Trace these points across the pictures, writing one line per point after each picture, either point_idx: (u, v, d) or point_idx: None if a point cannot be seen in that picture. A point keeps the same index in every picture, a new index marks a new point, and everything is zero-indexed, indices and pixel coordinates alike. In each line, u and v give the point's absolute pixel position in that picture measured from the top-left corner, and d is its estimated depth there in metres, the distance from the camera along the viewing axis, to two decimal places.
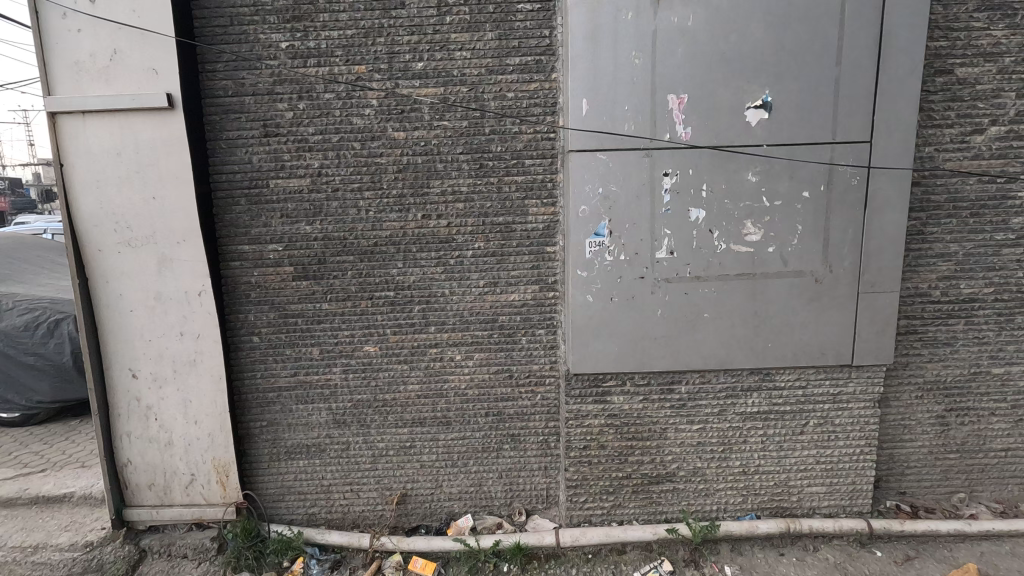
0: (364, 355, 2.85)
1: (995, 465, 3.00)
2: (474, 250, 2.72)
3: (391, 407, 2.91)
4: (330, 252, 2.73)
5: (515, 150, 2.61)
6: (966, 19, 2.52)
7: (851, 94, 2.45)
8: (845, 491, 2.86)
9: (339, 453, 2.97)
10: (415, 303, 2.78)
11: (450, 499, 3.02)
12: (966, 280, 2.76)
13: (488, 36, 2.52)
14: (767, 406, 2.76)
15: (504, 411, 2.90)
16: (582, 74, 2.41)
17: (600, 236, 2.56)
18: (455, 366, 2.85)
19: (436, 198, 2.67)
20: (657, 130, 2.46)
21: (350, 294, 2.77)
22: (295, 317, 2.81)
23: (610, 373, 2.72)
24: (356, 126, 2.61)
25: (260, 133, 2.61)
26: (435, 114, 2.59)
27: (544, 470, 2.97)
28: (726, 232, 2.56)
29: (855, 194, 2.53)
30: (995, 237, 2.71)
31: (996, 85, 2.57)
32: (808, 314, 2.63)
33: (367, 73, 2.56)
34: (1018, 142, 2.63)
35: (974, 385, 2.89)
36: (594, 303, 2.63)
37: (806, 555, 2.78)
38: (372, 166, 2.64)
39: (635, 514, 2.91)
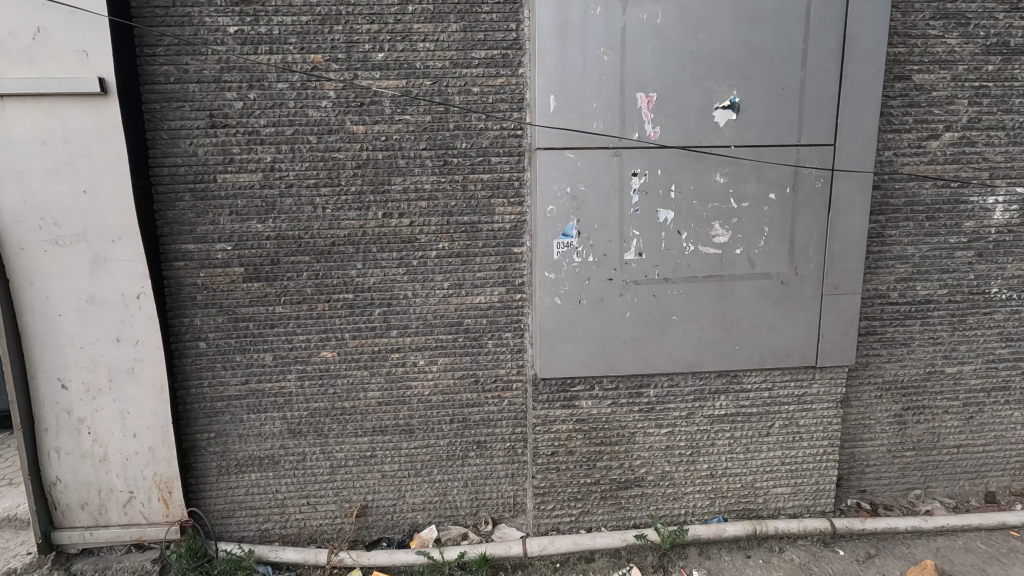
0: (321, 361, 2.70)
1: (949, 461, 3.09)
2: (438, 250, 2.60)
3: (351, 415, 2.77)
4: (283, 251, 2.57)
5: (481, 147, 2.52)
6: (923, 26, 2.57)
7: (816, 97, 2.46)
8: (809, 492, 2.89)
9: (294, 465, 2.81)
10: (375, 306, 2.65)
11: (413, 510, 2.90)
12: (922, 282, 2.82)
13: (452, 27, 2.41)
14: (734, 409, 2.76)
15: (469, 417, 2.80)
16: (550, 69, 2.34)
17: (568, 237, 2.49)
18: (418, 372, 2.74)
19: (398, 195, 2.54)
20: (626, 129, 2.41)
21: (306, 296, 2.62)
22: (246, 321, 2.63)
23: (578, 378, 2.66)
24: (311, 119, 2.46)
25: (206, 124, 2.43)
26: (396, 108, 2.47)
27: (511, 478, 2.89)
28: (695, 234, 2.53)
29: (820, 197, 2.55)
30: (949, 240, 2.78)
31: (951, 92, 2.64)
32: (774, 316, 2.64)
33: (323, 62, 2.41)
34: (971, 148, 2.71)
35: (929, 384, 2.96)
36: (562, 306, 2.56)
37: (772, 556, 2.78)
38: (329, 162, 2.50)
39: (603, 520, 2.86)
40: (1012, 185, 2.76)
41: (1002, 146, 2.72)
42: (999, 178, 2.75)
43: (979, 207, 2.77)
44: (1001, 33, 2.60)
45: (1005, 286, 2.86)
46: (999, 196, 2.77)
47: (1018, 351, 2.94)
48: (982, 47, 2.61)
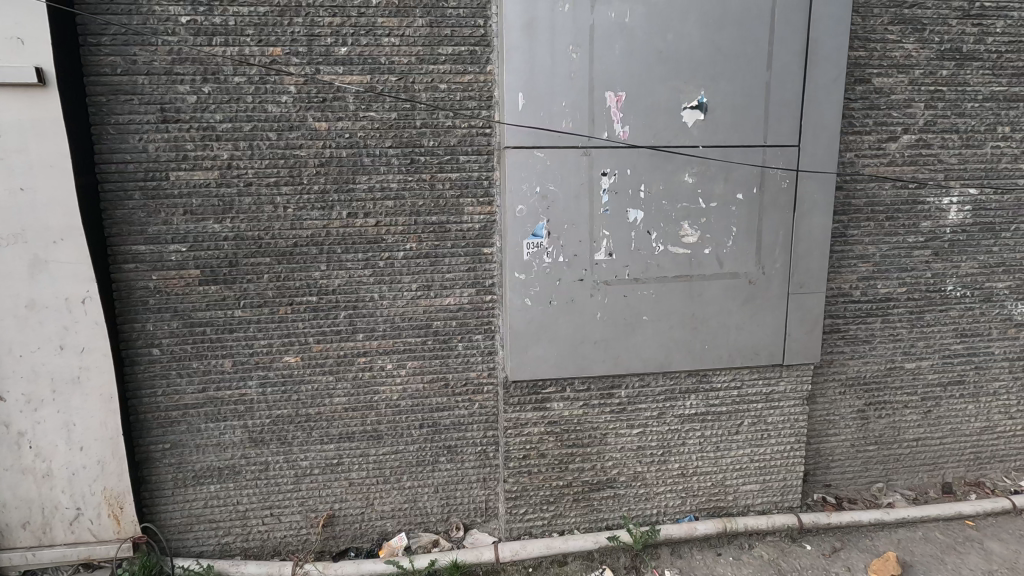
0: (284, 366, 2.59)
1: (909, 454, 3.18)
2: (406, 251, 2.54)
3: (315, 422, 2.67)
4: (242, 253, 2.46)
5: (449, 145, 2.46)
6: (882, 31, 2.63)
7: (781, 98, 2.49)
8: (777, 488, 2.93)
9: (256, 475, 2.70)
10: (340, 309, 2.56)
11: (382, 518, 2.83)
12: (882, 281, 2.89)
13: (418, 22, 2.35)
14: (704, 408, 2.77)
15: (439, 421, 2.74)
16: (518, 67, 2.30)
17: (537, 237, 2.46)
18: (386, 376, 2.66)
19: (363, 194, 2.46)
20: (595, 128, 2.39)
21: (267, 300, 2.52)
22: (202, 326, 2.51)
23: (550, 379, 2.63)
24: (270, 115, 2.36)
25: (157, 119, 2.30)
26: (361, 104, 2.39)
27: (483, 482, 2.84)
28: (664, 234, 2.53)
29: (785, 197, 2.58)
30: (908, 240, 2.86)
31: (908, 95, 2.71)
32: (742, 315, 2.66)
33: (283, 55, 2.32)
34: (927, 150, 2.79)
35: (889, 380, 3.04)
36: (533, 307, 2.53)
37: (742, 553, 2.81)
38: (290, 159, 2.40)
39: (576, 523, 2.83)
40: (966, 186, 2.86)
41: (956, 148, 2.81)
42: (953, 180, 2.84)
43: (935, 208, 2.85)
44: (954, 39, 2.68)
45: (960, 284, 2.96)
46: (953, 197, 2.86)
47: (971, 346, 3.05)
48: (937, 52, 2.68)
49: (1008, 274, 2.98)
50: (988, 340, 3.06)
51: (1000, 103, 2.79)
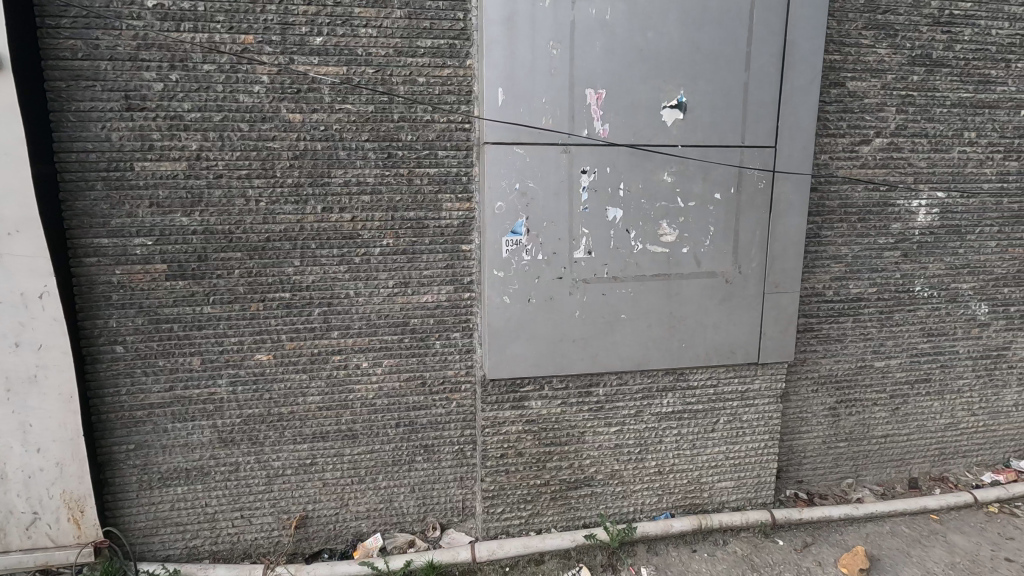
0: (255, 364, 2.52)
1: (877, 450, 3.26)
2: (382, 247, 2.49)
3: (288, 422, 2.61)
4: (212, 247, 2.38)
5: (427, 140, 2.42)
6: (856, 35, 2.68)
7: (759, 99, 2.51)
8: (751, 484, 2.97)
9: (226, 476, 2.62)
10: (315, 305, 2.50)
11: (357, 518, 2.78)
12: (854, 281, 2.95)
13: (396, 13, 2.30)
14: (681, 406, 2.79)
15: (416, 420, 2.70)
16: (498, 61, 2.27)
17: (516, 234, 2.44)
18: (361, 375, 2.61)
19: (338, 188, 2.41)
20: (575, 125, 2.38)
21: (238, 296, 2.44)
22: (169, 323, 2.42)
23: (528, 378, 2.62)
24: (241, 105, 2.28)
25: (121, 106, 2.21)
26: (336, 96, 2.33)
27: (460, 481, 2.81)
28: (643, 232, 2.54)
29: (762, 198, 2.61)
30: (878, 241, 2.93)
31: (880, 99, 2.77)
32: (718, 314, 2.69)
33: (255, 43, 2.24)
34: (898, 153, 2.85)
35: (860, 378, 3.11)
36: (511, 305, 2.51)
37: (716, 549, 2.84)
38: (262, 151, 2.33)
39: (553, 521, 2.83)
40: (934, 189, 2.93)
41: (925, 152, 2.88)
42: (922, 183, 2.91)
43: (904, 210, 2.92)
44: (925, 45, 2.75)
45: (927, 284, 3.04)
46: (922, 200, 2.93)
47: (937, 345, 3.14)
48: (908, 58, 2.74)
49: (973, 275, 3.07)
50: (953, 339, 3.15)
51: (967, 108, 2.87)
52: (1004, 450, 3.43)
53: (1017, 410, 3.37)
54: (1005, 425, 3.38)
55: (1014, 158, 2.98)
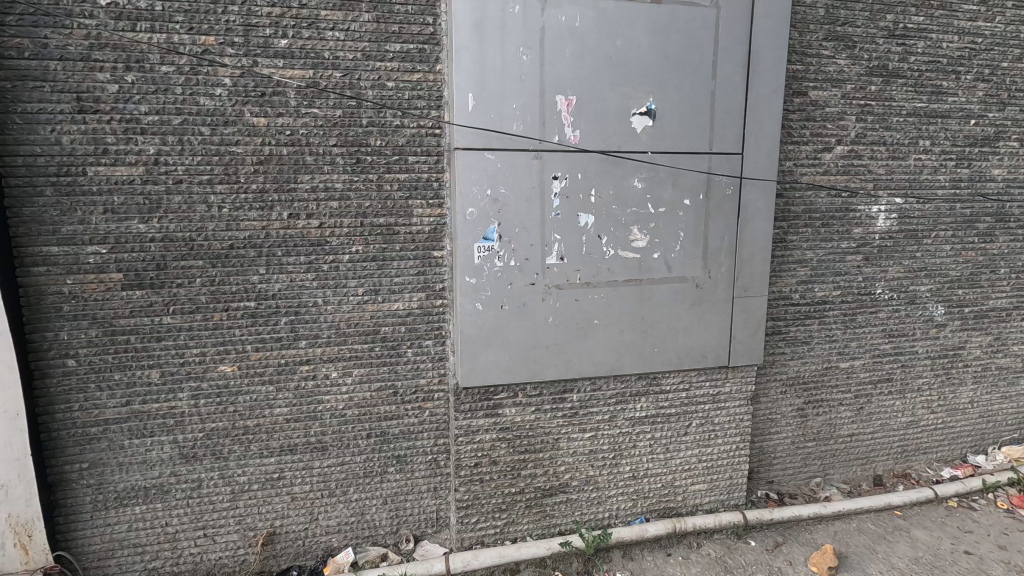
0: (218, 376, 2.43)
1: (844, 449, 3.34)
2: (352, 254, 2.44)
3: (254, 435, 2.52)
4: (171, 256, 2.29)
5: (397, 145, 2.39)
6: (818, 46, 2.76)
7: (726, 106, 2.56)
8: (723, 486, 3.01)
9: (188, 494, 2.52)
10: (281, 315, 2.43)
11: (327, 533, 2.70)
12: (819, 284, 3.03)
13: (364, 16, 2.26)
14: (654, 410, 2.81)
15: (388, 431, 2.64)
16: (468, 67, 2.25)
17: (489, 240, 2.42)
18: (331, 385, 2.54)
19: (305, 194, 2.35)
20: (546, 131, 2.37)
21: (200, 305, 2.35)
22: (126, 335, 2.32)
23: (502, 385, 2.59)
24: (202, 108, 2.21)
25: (73, 108, 2.11)
26: (302, 100, 2.28)
27: (434, 492, 2.76)
28: (615, 238, 2.55)
29: (730, 203, 2.65)
30: (841, 246, 3.01)
31: (841, 108, 2.86)
32: (689, 318, 2.72)
33: (217, 45, 2.17)
34: (858, 161, 2.94)
35: (826, 379, 3.18)
36: (484, 311, 2.48)
37: (690, 552, 2.86)
38: (224, 156, 2.26)
39: (529, 529, 2.81)
40: (892, 196, 3.03)
41: (883, 159, 2.98)
42: (881, 190, 3.01)
43: (865, 215, 3.01)
44: (882, 56, 2.85)
45: (888, 287, 3.14)
46: (881, 206, 3.03)
47: (898, 346, 3.24)
48: (866, 68, 2.84)
49: (929, 278, 3.19)
50: (912, 340, 3.26)
51: (921, 118, 2.98)
52: (961, 446, 3.56)
53: (974, 407, 3.50)
54: (962, 422, 3.51)
55: (965, 165, 3.11)
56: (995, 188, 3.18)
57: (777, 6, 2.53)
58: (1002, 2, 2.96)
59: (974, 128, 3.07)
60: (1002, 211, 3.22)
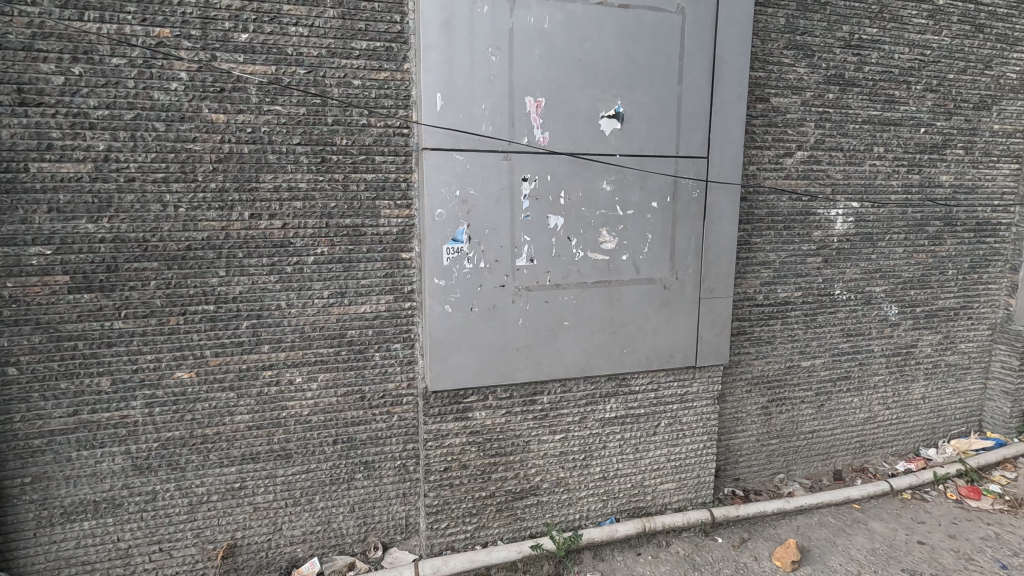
0: (175, 383, 2.33)
1: (806, 445, 3.44)
2: (316, 255, 2.37)
3: (213, 444, 2.42)
4: (123, 257, 2.18)
5: (363, 145, 2.34)
6: (779, 54, 2.84)
7: (692, 111, 2.60)
8: (691, 485, 3.05)
9: (141, 507, 2.40)
10: (242, 318, 2.35)
11: (291, 544, 2.61)
12: (781, 285, 3.11)
13: (329, 12, 2.20)
14: (623, 411, 2.83)
15: (355, 436, 2.58)
16: (436, 66, 2.23)
17: (458, 242, 2.39)
18: (295, 391, 2.47)
19: (267, 193, 2.27)
20: (515, 132, 2.37)
21: (154, 309, 2.25)
22: (72, 341, 2.19)
23: (472, 388, 2.57)
24: (156, 103, 2.11)
25: (14, 101, 1.99)
26: (264, 97, 2.21)
27: (403, 498, 2.71)
28: (584, 240, 2.56)
29: (696, 206, 2.70)
30: (802, 248, 3.11)
31: (801, 115, 2.95)
32: (658, 319, 2.75)
33: (172, 37, 2.09)
34: (817, 166, 3.04)
35: (789, 377, 3.27)
36: (454, 313, 2.46)
37: (660, 551, 2.89)
38: (180, 153, 2.17)
39: (499, 533, 2.79)
40: (849, 200, 3.15)
41: (841, 165, 3.09)
42: (839, 194, 3.12)
43: (824, 219, 3.12)
44: (838, 66, 2.96)
45: (846, 288, 3.25)
46: (839, 209, 3.14)
47: (855, 344, 3.36)
48: (824, 77, 2.94)
49: (884, 279, 3.32)
50: (869, 338, 3.38)
51: (876, 125, 3.11)
52: (914, 440, 3.71)
53: (925, 402, 3.66)
54: (915, 417, 3.66)
55: (916, 171, 3.25)
56: (943, 194, 3.34)
57: (740, 14, 2.59)
58: (948, 17, 3.12)
59: (924, 135, 3.22)
60: (950, 216, 3.38)
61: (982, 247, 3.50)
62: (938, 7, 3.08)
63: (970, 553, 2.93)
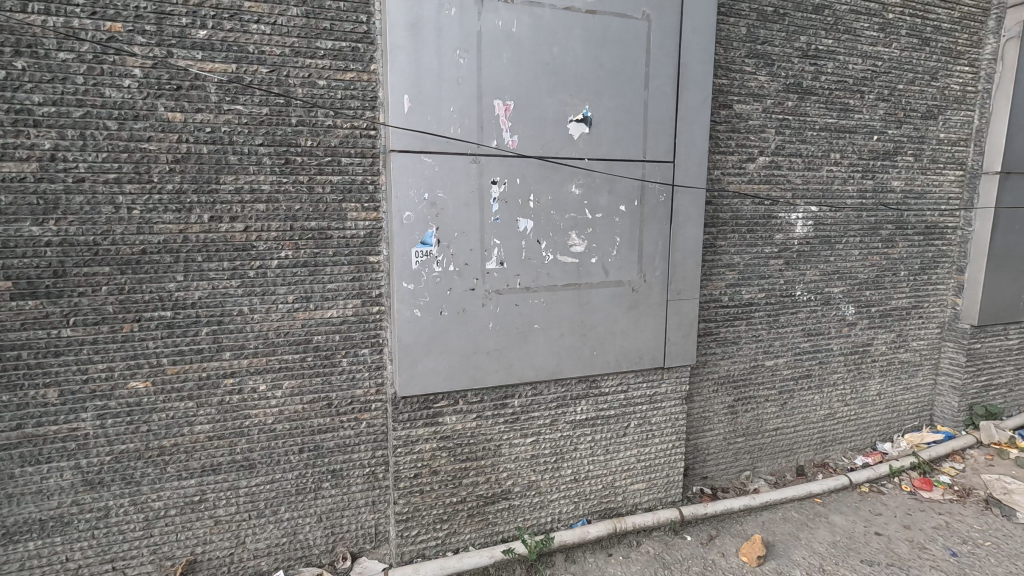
0: (129, 393, 2.23)
1: (770, 443, 3.54)
2: (280, 259, 2.31)
3: (170, 456, 2.33)
4: (72, 262, 2.07)
5: (329, 146, 2.29)
6: (740, 63, 2.93)
7: (658, 116, 2.65)
8: (661, 484, 3.10)
9: (93, 525, 2.28)
10: (202, 324, 2.26)
11: (255, 557, 2.53)
12: (745, 287, 3.20)
13: (292, 11, 2.15)
14: (594, 412, 2.85)
15: (322, 445, 2.52)
16: (403, 68, 2.20)
17: (426, 245, 2.37)
18: (258, 400, 2.39)
19: (228, 196, 2.20)
20: (484, 135, 2.36)
21: (106, 316, 2.14)
22: (15, 351, 2.07)
23: (441, 393, 2.54)
24: (107, 101, 2.02)
25: None
26: (224, 96, 2.14)
27: (372, 506, 2.65)
28: (554, 243, 2.57)
29: (663, 210, 2.75)
30: (765, 250, 3.20)
31: (762, 121, 3.04)
32: (627, 321, 2.78)
33: (124, 33, 2.00)
34: (778, 171, 3.14)
35: (753, 376, 3.36)
36: (423, 318, 2.43)
37: (631, 551, 2.91)
38: (134, 153, 2.08)
39: (471, 539, 2.76)
40: (808, 205, 3.26)
41: (800, 170, 3.20)
42: (799, 198, 3.23)
43: (785, 222, 3.22)
44: (797, 75, 3.06)
45: (806, 289, 3.36)
46: (799, 213, 3.25)
47: (816, 344, 3.48)
48: (784, 85, 3.04)
49: (842, 281, 3.45)
50: (828, 337, 3.51)
51: (832, 133, 3.23)
52: (871, 435, 3.86)
53: (881, 399, 3.82)
54: (872, 413, 3.81)
55: (870, 176, 3.39)
56: (895, 199, 3.49)
57: (703, 23, 2.65)
58: (898, 30, 3.27)
59: (877, 143, 3.36)
60: (901, 219, 3.54)
61: (931, 249, 3.68)
62: (888, 20, 3.23)
63: (923, 542, 3.06)
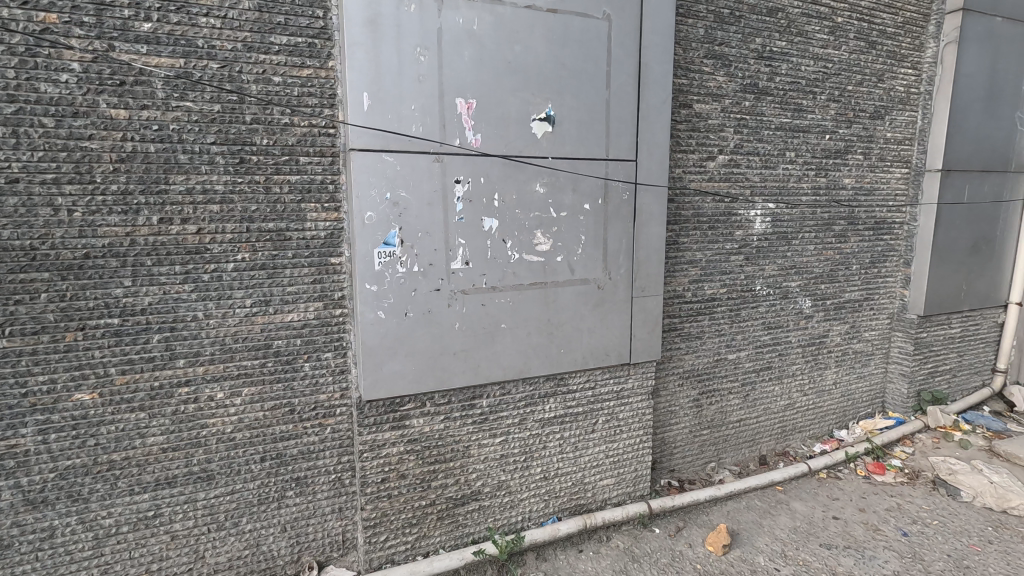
0: (73, 406, 2.10)
1: (734, 434, 3.64)
2: (236, 262, 2.22)
3: (120, 470, 2.21)
4: (6, 268, 1.94)
5: (286, 145, 2.22)
6: (699, 63, 2.99)
7: (620, 114, 2.68)
8: (630, 479, 3.14)
9: (36, 547, 2.15)
10: (154, 331, 2.16)
11: (216, 572, 2.43)
12: (708, 283, 3.27)
13: (244, 4, 2.07)
14: (562, 410, 2.86)
15: (285, 452, 2.44)
16: (362, 65, 2.15)
17: (390, 246, 2.33)
18: (215, 408, 2.31)
19: (179, 196, 2.11)
20: (446, 134, 2.34)
21: (46, 325, 2.02)
22: None
23: (408, 395, 2.51)
24: (43, 96, 1.90)
25: None
26: (173, 92, 2.05)
27: (338, 513, 2.59)
28: (519, 243, 2.57)
29: (627, 208, 2.78)
30: (725, 247, 3.28)
31: (720, 121, 3.11)
32: (593, 318, 2.81)
33: (60, 24, 1.89)
34: (737, 169, 3.22)
35: (717, 370, 3.44)
36: (387, 320, 2.39)
37: (601, 546, 2.95)
38: (74, 152, 1.96)
39: (441, 541, 2.74)
40: (766, 201, 3.36)
41: (757, 168, 3.29)
42: (757, 196, 3.32)
43: (745, 219, 3.31)
44: (753, 76, 3.15)
45: (765, 284, 3.46)
46: (758, 210, 3.34)
47: (775, 336, 3.59)
48: (741, 85, 3.12)
49: (798, 275, 3.57)
50: (787, 330, 3.62)
51: (787, 132, 3.34)
52: (828, 423, 4.01)
53: (837, 388, 3.97)
54: (828, 401, 3.96)
55: (824, 173, 3.52)
56: (846, 195, 3.63)
57: (662, 23, 2.69)
58: (846, 33, 3.40)
59: (829, 142, 3.50)
60: (852, 215, 3.69)
61: (880, 244, 3.85)
62: (837, 24, 3.36)
63: (877, 524, 3.20)
